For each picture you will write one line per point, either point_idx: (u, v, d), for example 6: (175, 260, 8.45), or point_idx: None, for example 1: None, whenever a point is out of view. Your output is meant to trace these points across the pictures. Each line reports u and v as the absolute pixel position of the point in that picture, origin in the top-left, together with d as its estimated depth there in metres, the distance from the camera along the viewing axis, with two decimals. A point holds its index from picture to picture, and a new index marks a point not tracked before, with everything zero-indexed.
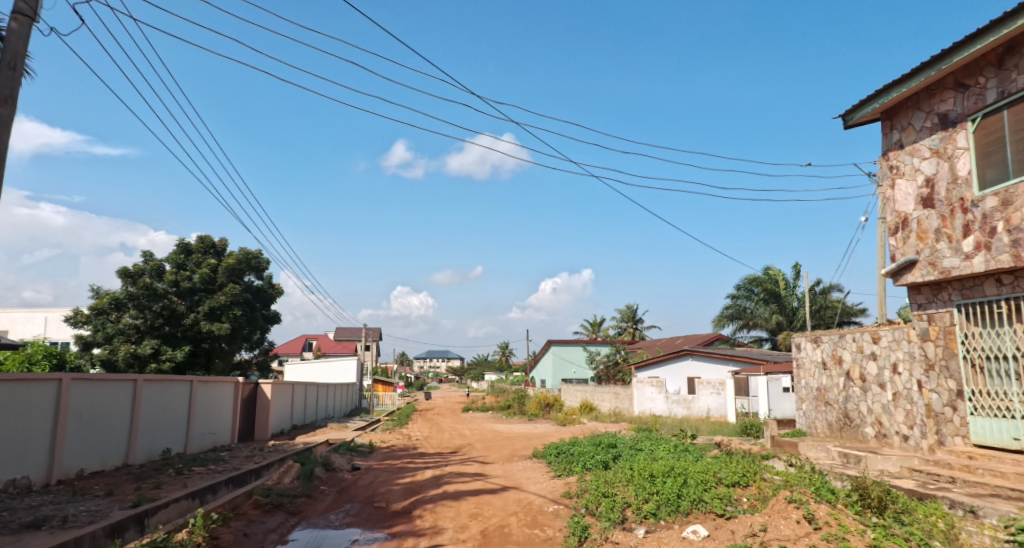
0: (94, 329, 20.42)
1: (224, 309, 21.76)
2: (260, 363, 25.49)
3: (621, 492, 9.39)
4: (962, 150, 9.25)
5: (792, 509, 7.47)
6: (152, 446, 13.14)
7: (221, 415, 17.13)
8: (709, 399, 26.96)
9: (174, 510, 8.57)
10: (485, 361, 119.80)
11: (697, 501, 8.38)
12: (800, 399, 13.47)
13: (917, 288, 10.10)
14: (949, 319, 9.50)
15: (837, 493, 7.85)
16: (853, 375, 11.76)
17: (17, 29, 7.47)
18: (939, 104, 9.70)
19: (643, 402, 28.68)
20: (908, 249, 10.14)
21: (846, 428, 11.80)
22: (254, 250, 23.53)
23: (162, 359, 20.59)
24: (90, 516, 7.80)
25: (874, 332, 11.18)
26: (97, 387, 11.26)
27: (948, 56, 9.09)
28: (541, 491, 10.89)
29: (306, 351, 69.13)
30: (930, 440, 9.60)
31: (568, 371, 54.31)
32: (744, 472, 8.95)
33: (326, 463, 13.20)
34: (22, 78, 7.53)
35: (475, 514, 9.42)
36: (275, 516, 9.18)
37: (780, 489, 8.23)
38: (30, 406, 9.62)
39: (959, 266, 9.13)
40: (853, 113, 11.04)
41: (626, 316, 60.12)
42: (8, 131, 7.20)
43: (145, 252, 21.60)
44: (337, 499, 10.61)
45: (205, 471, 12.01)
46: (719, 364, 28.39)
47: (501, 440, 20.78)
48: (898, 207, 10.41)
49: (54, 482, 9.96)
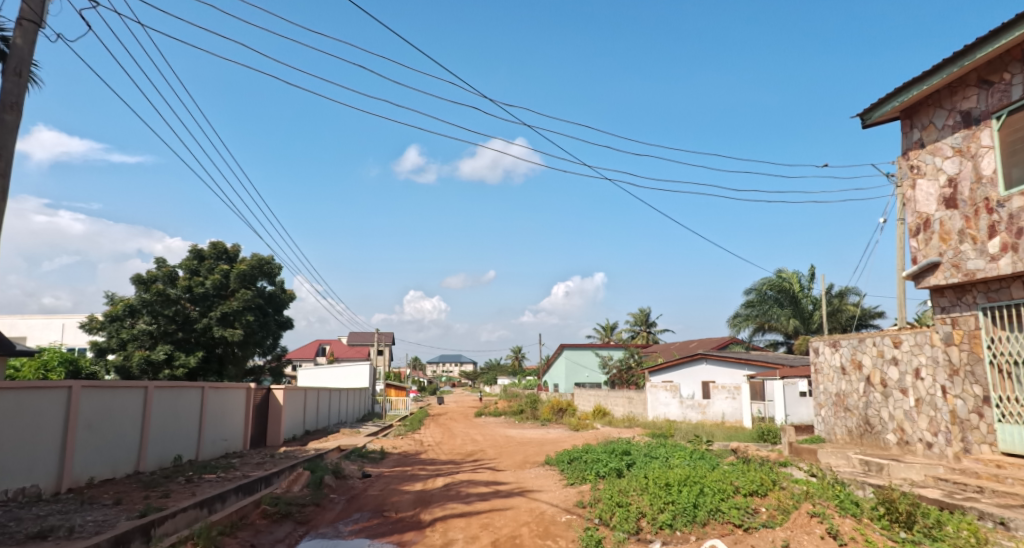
0: (109, 335, 20.54)
1: (237, 315, 21.73)
2: (273, 369, 25.49)
3: (635, 502, 9.17)
4: (986, 148, 8.96)
5: (815, 523, 7.23)
6: (164, 454, 13.08)
7: (233, 421, 17.10)
8: (724, 404, 26.85)
9: (181, 521, 8.46)
10: (497, 366, 119.64)
11: (715, 511, 8.15)
12: (818, 405, 13.17)
13: (940, 290, 9.83)
14: (974, 322, 9.21)
15: (861, 506, 7.60)
16: (873, 380, 11.46)
17: (23, 35, 7.44)
18: (961, 102, 9.42)
19: (657, 406, 28.39)
20: (930, 250, 9.86)
21: (867, 435, 11.50)
22: (266, 256, 23.53)
23: (175, 365, 20.66)
24: (96, 527, 7.70)
25: (895, 336, 10.87)
26: (108, 394, 11.21)
27: (971, 52, 8.81)
28: (553, 500, 10.69)
29: (319, 356, 69.40)
30: (955, 448, 9.30)
31: (581, 375, 54.02)
32: (762, 481, 8.72)
33: (336, 471, 13.09)
34: (27, 85, 7.51)
35: (486, 524, 9.26)
36: (283, 526, 9.08)
37: (801, 501, 7.99)
38: (40, 413, 9.59)
39: (984, 268, 8.83)
40: (872, 112, 10.78)
41: (639, 320, 59.73)
42: (13, 137, 7.20)
43: (158, 258, 21.68)
44: (346, 508, 10.49)
45: (215, 479, 11.94)
46: (734, 368, 27.97)
47: (513, 446, 20.61)
48: (919, 208, 10.12)
49: (65, 490, 9.91)
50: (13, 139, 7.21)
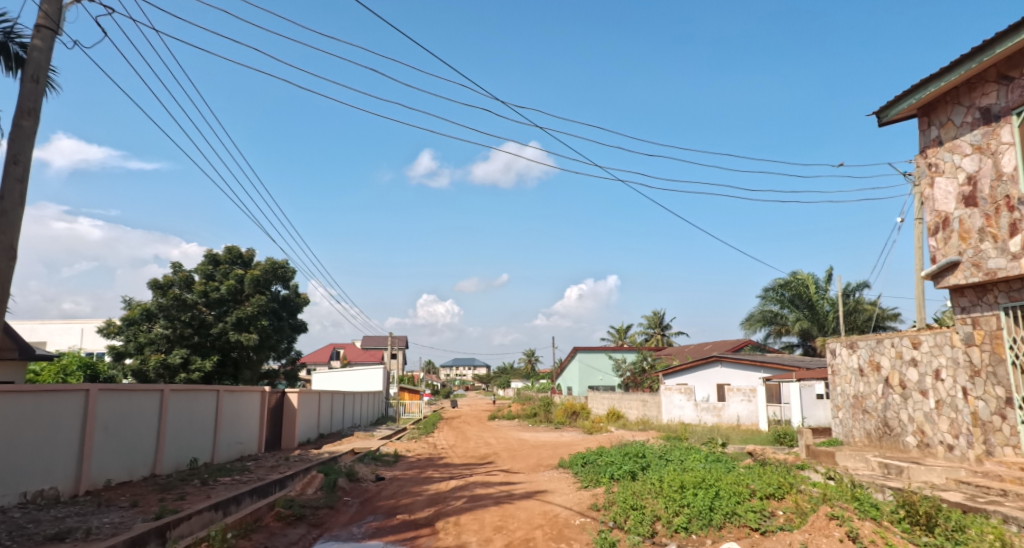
0: (126, 339, 20.78)
1: (251, 320, 21.73)
2: (288, 373, 25.60)
3: (650, 505, 9.08)
4: (1007, 145, 8.79)
5: (834, 526, 7.12)
6: (180, 457, 13.19)
7: (248, 425, 17.20)
8: (739, 406, 26.31)
9: (196, 523, 8.49)
10: (510, 369, 119.48)
11: (731, 514, 8.07)
12: (836, 407, 13.01)
13: (960, 290, 9.67)
14: (996, 322, 9.03)
15: (880, 509, 7.49)
16: (892, 382, 11.29)
17: (40, 44, 7.55)
18: (981, 98, 9.27)
19: (672, 409, 28.44)
20: (950, 249, 9.70)
21: (886, 437, 11.32)
22: (280, 260, 23.59)
23: (191, 369, 20.86)
24: (113, 529, 7.76)
25: (914, 336, 10.70)
26: (125, 396, 11.33)
27: (990, 48, 8.66)
28: (567, 502, 10.64)
29: (333, 359, 70.07)
30: (977, 450, 9.12)
31: (594, 379, 53.86)
32: (779, 484, 8.61)
33: (349, 473, 13.12)
34: (45, 90, 7.61)
35: (499, 527, 9.23)
36: (297, 529, 9.09)
37: (819, 504, 7.89)
38: (58, 416, 9.69)
39: (1006, 267, 8.65)
40: (888, 110, 10.65)
41: (653, 322, 59.41)
42: (31, 144, 7.32)
43: (174, 263, 21.88)
44: (360, 511, 10.49)
45: (229, 482, 12.00)
46: (750, 370, 27.59)
47: (527, 449, 20.56)
48: (937, 206, 9.97)
49: (82, 492, 10.00)
50: (31, 145, 7.33)
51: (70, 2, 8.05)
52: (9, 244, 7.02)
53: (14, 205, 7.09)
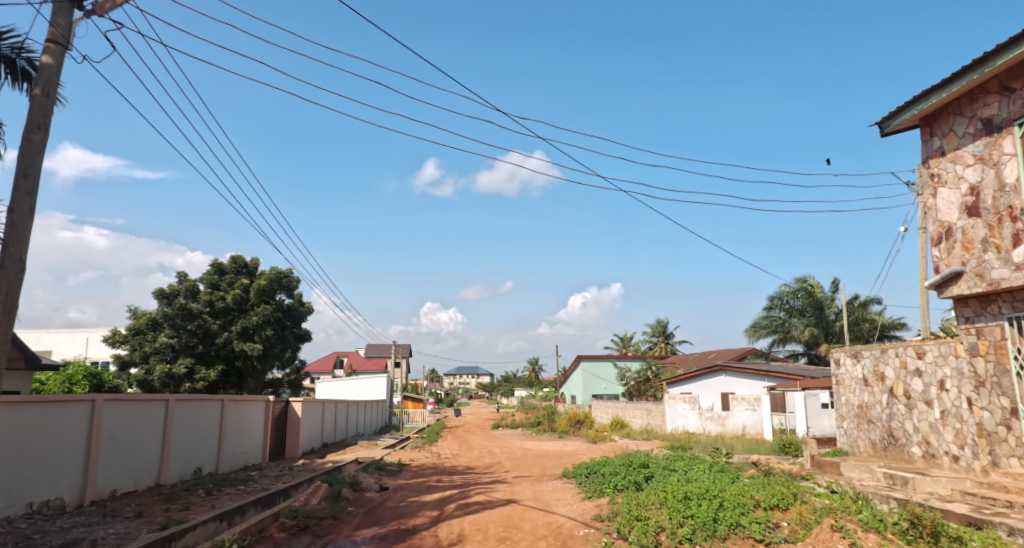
0: (131, 348, 20.92)
1: (256, 329, 21.79)
2: (291, 381, 25.63)
3: (654, 516, 9.04)
4: (1009, 155, 8.80)
5: (838, 538, 7.21)
6: (184, 466, 13.22)
7: (253, 434, 17.27)
8: (744, 415, 26.33)
9: (201, 534, 8.49)
10: (513, 378, 119.33)
11: (735, 525, 8.07)
12: (840, 417, 12.99)
13: (964, 300, 9.66)
14: (1000, 332, 9.03)
15: (884, 521, 7.50)
16: (897, 391, 11.26)
17: (52, 58, 7.66)
18: (982, 109, 9.31)
19: (676, 418, 28.09)
20: (953, 259, 9.69)
21: (892, 448, 11.27)
22: (285, 269, 23.65)
23: (195, 378, 20.92)
24: (117, 540, 7.78)
25: (919, 347, 10.70)
26: (131, 406, 11.40)
27: (991, 60, 8.71)
28: (571, 513, 10.59)
29: (336, 368, 70.15)
30: (983, 461, 9.10)
31: (598, 387, 53.78)
32: (783, 495, 8.62)
33: (353, 483, 13.10)
34: (54, 104, 7.71)
35: (504, 538, 9.20)
36: (301, 539, 9.10)
37: (823, 516, 7.92)
38: (64, 426, 9.74)
39: (1010, 277, 8.66)
40: (890, 121, 10.72)
41: (656, 331, 59.40)
42: (40, 158, 7.41)
43: (179, 272, 22.03)
44: (364, 521, 10.48)
45: (234, 492, 12.02)
46: (753, 379, 27.65)
47: (530, 458, 20.47)
48: (940, 216, 10.00)
49: (88, 502, 10.06)
50: (40, 158, 7.42)
51: (80, 18, 8.17)
52: (20, 257, 7.13)
53: (24, 217, 7.19)
